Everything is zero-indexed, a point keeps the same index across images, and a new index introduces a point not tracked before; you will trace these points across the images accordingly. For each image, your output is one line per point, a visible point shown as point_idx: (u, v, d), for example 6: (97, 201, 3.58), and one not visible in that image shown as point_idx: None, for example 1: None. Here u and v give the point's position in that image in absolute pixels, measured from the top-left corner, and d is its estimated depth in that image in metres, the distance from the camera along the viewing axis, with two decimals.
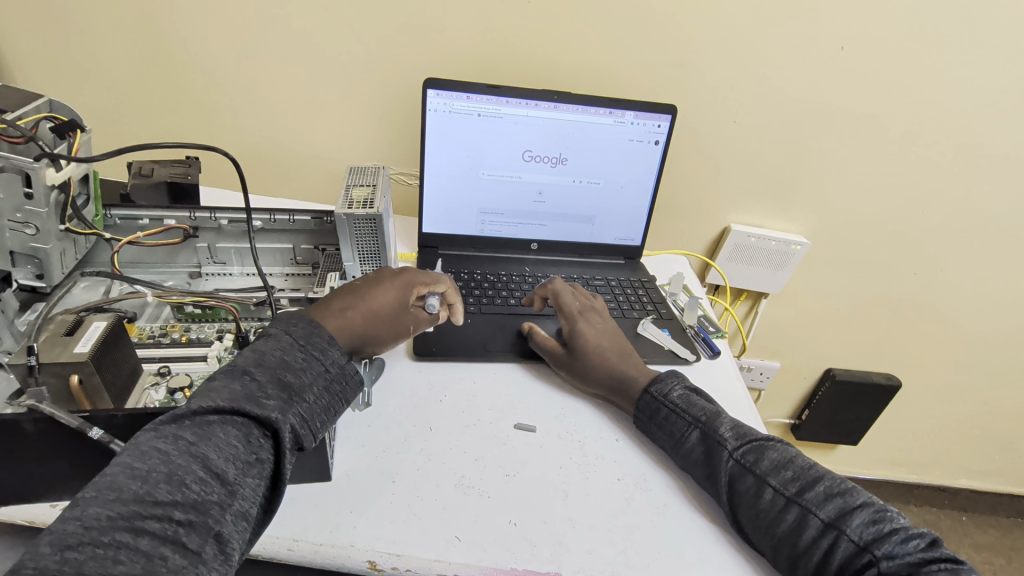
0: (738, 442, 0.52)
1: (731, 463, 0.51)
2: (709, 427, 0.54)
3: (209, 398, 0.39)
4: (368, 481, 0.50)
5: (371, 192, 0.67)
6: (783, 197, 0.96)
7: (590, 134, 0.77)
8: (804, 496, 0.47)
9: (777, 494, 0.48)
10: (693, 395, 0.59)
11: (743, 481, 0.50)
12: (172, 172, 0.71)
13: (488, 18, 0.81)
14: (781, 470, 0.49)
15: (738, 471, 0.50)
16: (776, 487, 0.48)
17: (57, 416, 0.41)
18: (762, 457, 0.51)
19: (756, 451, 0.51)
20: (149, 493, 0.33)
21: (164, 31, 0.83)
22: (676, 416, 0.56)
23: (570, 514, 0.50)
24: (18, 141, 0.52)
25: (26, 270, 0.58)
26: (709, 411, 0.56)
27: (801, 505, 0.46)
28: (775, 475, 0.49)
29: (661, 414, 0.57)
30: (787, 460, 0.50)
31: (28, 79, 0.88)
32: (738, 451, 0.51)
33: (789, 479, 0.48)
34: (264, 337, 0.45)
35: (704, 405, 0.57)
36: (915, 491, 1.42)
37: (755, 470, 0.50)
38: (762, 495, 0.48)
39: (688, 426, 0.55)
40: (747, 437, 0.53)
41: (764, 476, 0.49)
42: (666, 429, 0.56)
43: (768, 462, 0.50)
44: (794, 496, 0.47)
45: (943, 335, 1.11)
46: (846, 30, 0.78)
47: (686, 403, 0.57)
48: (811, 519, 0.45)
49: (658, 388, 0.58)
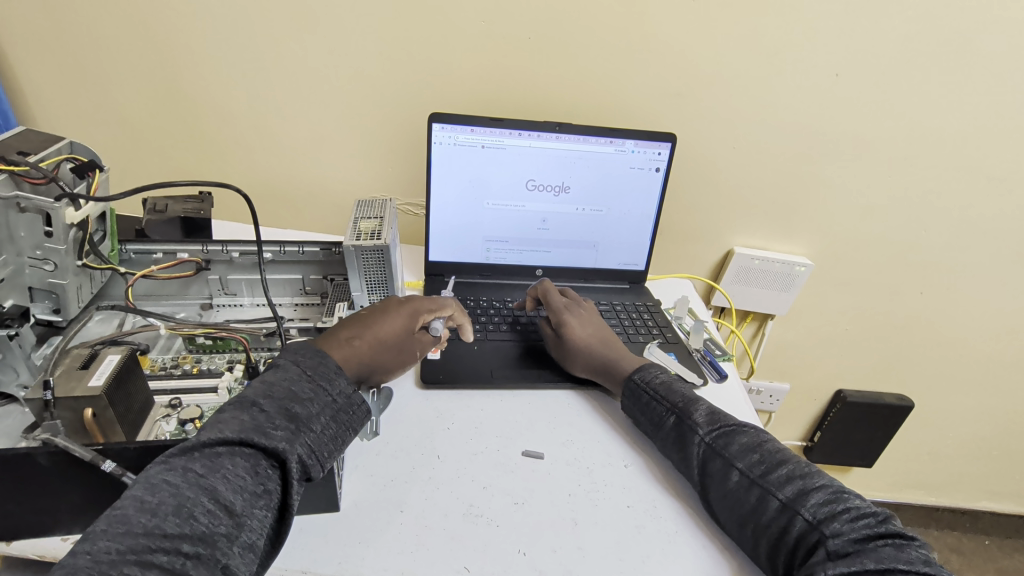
0: (709, 427, 0.54)
1: (702, 446, 0.53)
2: (684, 412, 0.56)
3: (217, 430, 0.39)
4: (376, 510, 0.50)
5: (378, 224, 0.68)
6: (785, 220, 0.97)
7: (591, 162, 0.79)
8: (767, 479, 0.48)
9: (742, 477, 0.49)
10: (676, 382, 0.61)
11: (713, 463, 0.52)
12: (185, 208, 0.73)
13: (491, 54, 0.84)
14: (748, 454, 0.50)
15: (710, 454, 0.52)
16: (742, 470, 0.50)
17: (71, 450, 0.42)
18: (732, 441, 0.52)
19: (726, 435, 0.53)
20: (158, 526, 0.34)
21: (181, 74, 0.87)
22: (655, 402, 0.59)
23: (580, 543, 0.49)
24: (39, 182, 0.54)
25: (44, 304, 0.59)
26: (686, 398, 0.58)
27: (763, 486, 0.48)
28: (742, 459, 0.50)
29: (644, 399, 0.60)
30: (756, 444, 0.51)
31: (50, 122, 0.92)
32: (709, 436, 0.53)
33: (754, 462, 0.50)
34: (273, 368, 0.46)
35: (683, 391, 0.59)
36: (936, 514, 1.38)
37: (724, 453, 0.51)
38: (729, 477, 0.50)
39: (665, 412, 0.57)
40: (718, 422, 0.54)
41: (732, 459, 0.51)
42: (647, 415, 0.59)
43: (737, 446, 0.51)
44: (758, 479, 0.49)
45: (954, 354, 1.10)
46: (840, 56, 0.80)
47: (666, 389, 0.59)
48: (770, 500, 0.47)
49: (641, 375, 0.62)
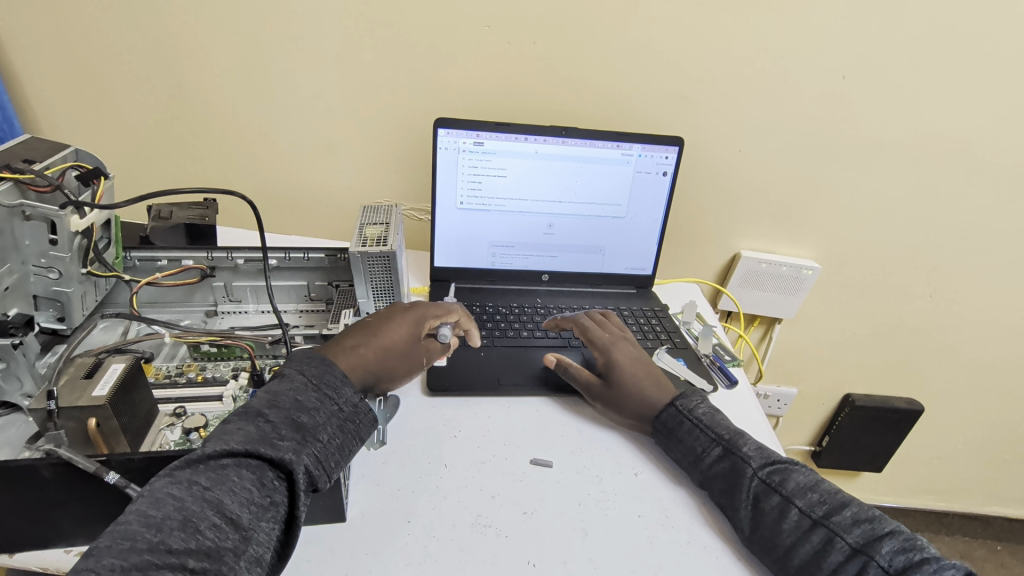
0: (761, 461, 0.52)
1: (756, 481, 0.51)
2: (732, 445, 0.54)
3: (223, 441, 0.39)
4: (384, 522, 0.49)
5: (384, 230, 0.67)
6: (792, 223, 0.96)
7: (598, 167, 0.78)
8: (832, 519, 0.47)
9: (803, 516, 0.47)
10: (717, 413, 0.59)
11: (768, 500, 0.49)
12: (190, 215, 0.73)
13: (496, 59, 0.84)
14: (808, 492, 0.49)
15: (764, 490, 0.50)
16: (803, 509, 0.48)
17: (75, 461, 0.41)
18: (788, 478, 0.50)
19: (781, 472, 0.51)
20: (163, 542, 0.33)
21: (186, 81, 0.87)
22: (698, 432, 0.56)
23: (590, 553, 0.48)
24: (44, 190, 0.53)
25: (48, 312, 0.58)
26: (731, 430, 0.56)
27: (828, 528, 0.46)
28: (801, 497, 0.49)
29: (684, 428, 0.57)
30: (813, 484, 0.50)
31: (55, 130, 0.92)
32: (762, 471, 0.51)
33: (815, 502, 0.48)
34: (279, 377, 0.45)
35: (726, 424, 0.57)
36: (946, 520, 1.36)
37: (781, 490, 0.50)
38: (787, 515, 0.48)
39: (709, 443, 0.55)
40: (770, 457, 0.53)
41: (790, 497, 0.49)
42: (687, 446, 0.56)
43: (794, 484, 0.50)
44: (822, 519, 0.47)
45: (965, 358, 1.09)
46: (848, 59, 0.80)
47: (710, 419, 0.57)
48: (837, 542, 0.45)
49: (683, 402, 0.59)
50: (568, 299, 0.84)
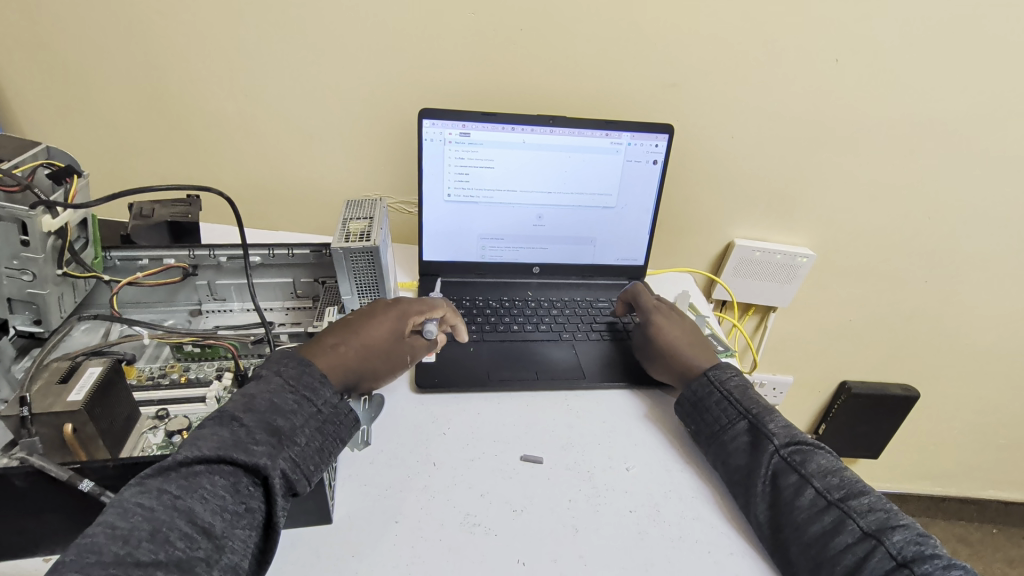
0: (785, 439, 0.52)
1: (775, 458, 0.51)
2: (758, 420, 0.54)
3: (195, 447, 0.38)
4: (370, 522, 0.49)
5: (368, 225, 0.66)
6: (785, 210, 0.95)
7: (587, 156, 0.77)
8: (848, 503, 0.46)
9: (818, 496, 0.47)
10: (751, 390, 0.59)
11: (786, 477, 0.49)
12: (172, 213, 0.71)
13: (481, 48, 0.82)
14: (827, 475, 0.48)
15: (783, 468, 0.50)
16: (819, 489, 0.48)
17: (47, 469, 0.40)
18: (809, 460, 0.50)
19: (803, 452, 0.51)
20: (130, 554, 0.32)
21: (165, 75, 0.85)
22: (726, 404, 0.57)
23: (580, 552, 0.48)
24: (14, 189, 0.52)
25: (24, 316, 0.57)
26: (760, 406, 0.56)
27: (841, 509, 0.46)
28: (820, 478, 0.48)
29: (712, 400, 0.58)
30: (835, 469, 0.49)
31: (34, 128, 0.90)
32: (785, 448, 0.51)
33: (834, 485, 0.47)
34: (254, 379, 0.44)
35: (758, 400, 0.57)
36: (943, 504, 1.36)
37: (800, 469, 0.49)
38: (802, 493, 0.48)
39: (735, 415, 0.56)
40: (795, 437, 0.52)
41: (809, 477, 0.49)
42: (713, 417, 0.57)
43: (815, 465, 0.49)
44: (837, 501, 0.46)
45: (960, 343, 1.08)
46: (841, 41, 0.78)
47: (741, 394, 0.57)
48: (849, 524, 0.44)
49: (716, 373, 0.60)
50: (559, 291, 0.83)
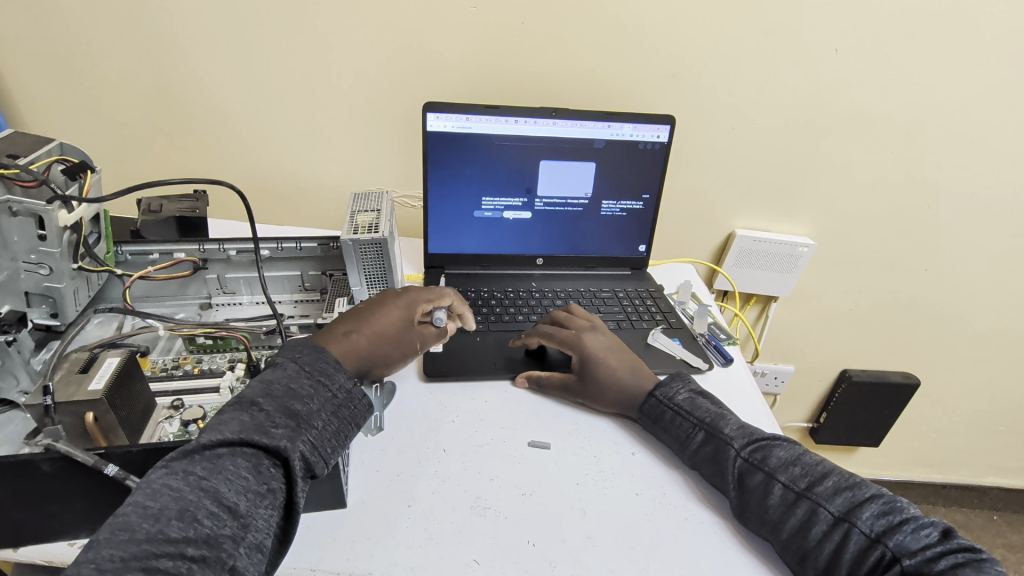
0: (743, 441, 0.52)
1: (739, 462, 0.51)
2: (714, 428, 0.54)
3: (217, 432, 0.39)
4: (383, 506, 0.50)
5: (375, 217, 0.67)
6: (786, 201, 0.96)
7: (590, 148, 0.78)
8: (814, 491, 0.47)
9: (786, 490, 0.48)
10: (699, 397, 0.59)
11: (752, 478, 0.50)
12: (180, 208, 0.73)
13: (484, 41, 0.83)
14: (789, 467, 0.49)
15: (747, 470, 0.51)
16: (786, 483, 0.48)
17: (73, 455, 0.41)
18: (770, 455, 0.51)
19: (762, 449, 0.51)
20: (162, 531, 0.34)
21: (170, 71, 0.86)
22: (681, 418, 0.56)
23: (589, 531, 0.49)
24: (30, 185, 0.53)
25: (42, 309, 0.59)
26: (713, 413, 0.56)
27: (811, 499, 0.46)
28: (783, 472, 0.49)
29: (667, 416, 0.57)
30: (795, 458, 0.50)
31: (42, 125, 0.91)
32: (746, 450, 0.52)
33: (798, 475, 0.49)
34: (271, 366, 0.46)
35: (708, 407, 0.57)
36: (943, 491, 1.37)
37: (763, 467, 0.50)
38: (771, 491, 0.48)
39: (692, 428, 0.55)
40: (752, 436, 0.53)
41: (773, 473, 0.49)
42: (673, 433, 0.56)
43: (776, 460, 0.50)
44: (804, 491, 0.47)
45: (961, 331, 1.09)
46: (840, 33, 0.79)
47: (691, 405, 0.57)
48: (821, 513, 0.46)
49: (663, 390, 0.59)
50: (563, 282, 0.84)
